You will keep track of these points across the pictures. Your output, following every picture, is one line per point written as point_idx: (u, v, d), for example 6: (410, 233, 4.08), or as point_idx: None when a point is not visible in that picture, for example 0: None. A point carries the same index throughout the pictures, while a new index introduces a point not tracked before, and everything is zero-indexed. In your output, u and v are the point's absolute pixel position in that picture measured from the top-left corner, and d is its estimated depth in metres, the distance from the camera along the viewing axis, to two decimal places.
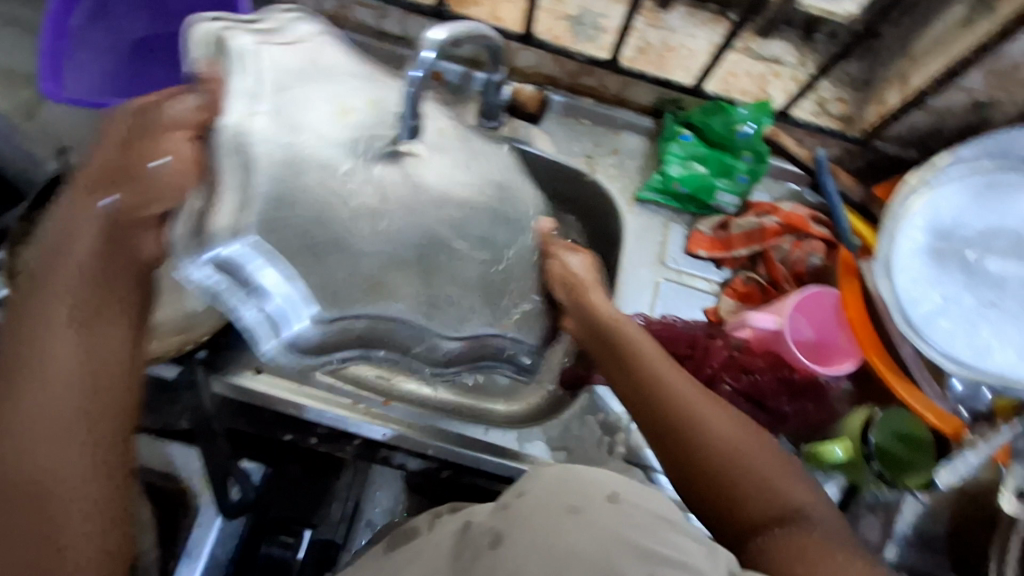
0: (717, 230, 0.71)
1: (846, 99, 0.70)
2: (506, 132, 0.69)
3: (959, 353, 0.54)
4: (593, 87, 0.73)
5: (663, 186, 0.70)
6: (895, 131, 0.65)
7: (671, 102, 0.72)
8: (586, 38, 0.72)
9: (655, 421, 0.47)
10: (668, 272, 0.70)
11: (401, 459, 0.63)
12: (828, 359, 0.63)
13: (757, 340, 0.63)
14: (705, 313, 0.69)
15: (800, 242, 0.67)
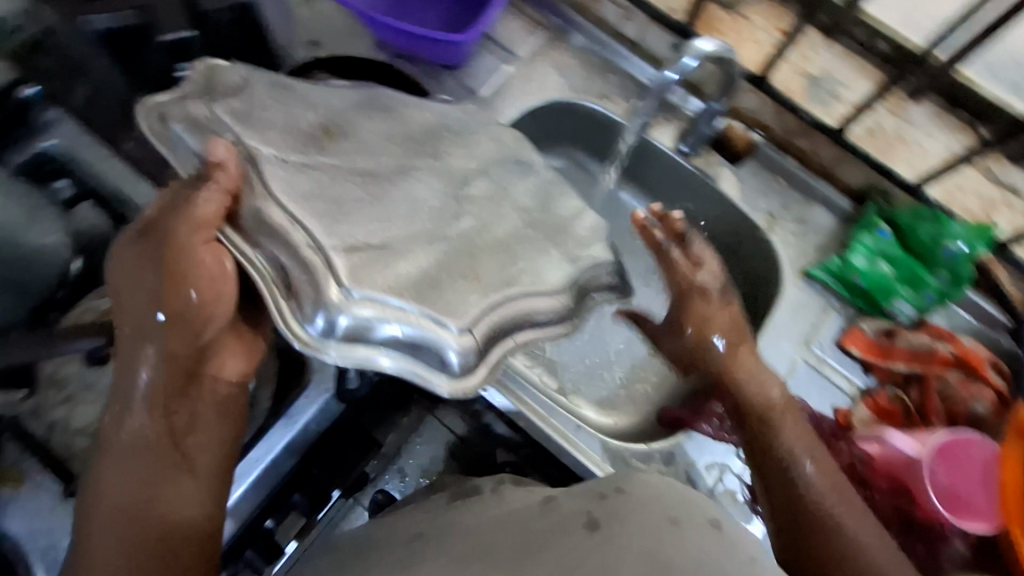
0: (879, 335, 0.68)
1: None
2: (700, 163, 0.74)
3: None
4: (804, 150, 0.73)
5: (841, 272, 0.69)
6: None
7: (880, 193, 0.71)
8: (819, 102, 0.71)
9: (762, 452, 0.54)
10: (810, 356, 0.68)
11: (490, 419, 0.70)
12: (961, 512, 0.58)
13: (883, 459, 0.60)
14: (834, 411, 0.66)
15: (966, 382, 0.64)
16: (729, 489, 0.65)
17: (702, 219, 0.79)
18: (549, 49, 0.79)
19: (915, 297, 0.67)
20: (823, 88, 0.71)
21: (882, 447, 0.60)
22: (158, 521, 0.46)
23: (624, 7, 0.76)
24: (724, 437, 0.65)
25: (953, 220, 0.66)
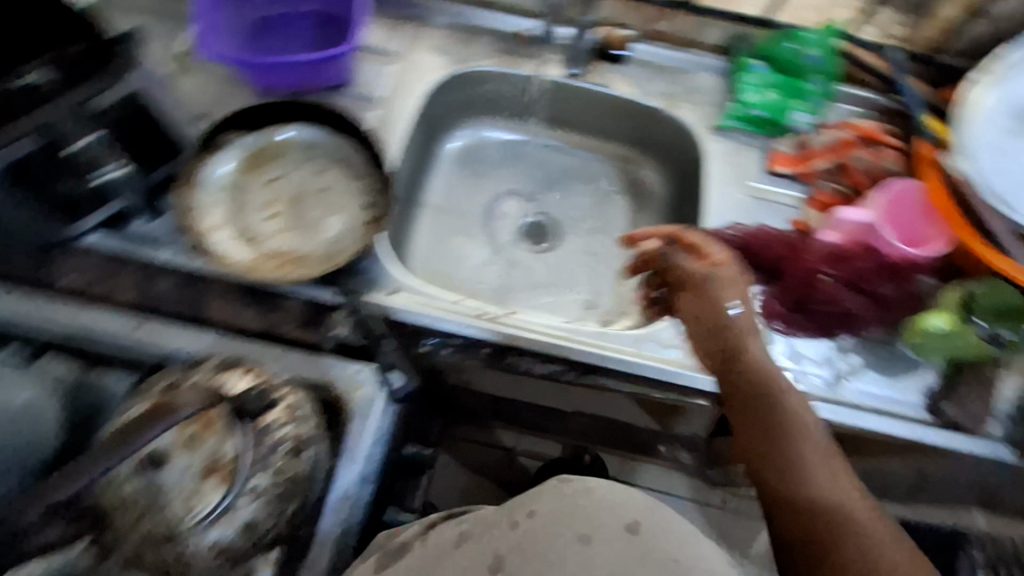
0: (797, 149, 0.89)
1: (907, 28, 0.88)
2: (593, 77, 0.95)
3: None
4: (668, 32, 0.95)
5: (742, 113, 0.91)
6: (955, 48, 0.86)
7: (739, 39, 0.93)
8: (722, 9, 0.91)
9: (772, 454, 0.64)
10: (748, 188, 0.90)
11: (526, 366, 0.81)
12: (922, 245, 0.78)
13: (852, 236, 0.79)
14: (790, 222, 0.87)
15: (876, 151, 0.85)
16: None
17: (586, 113, 1.02)
18: (421, 37, 0.97)
19: (802, 104, 0.89)
20: None
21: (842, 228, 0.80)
22: None
23: None
24: None
25: (807, 30, 0.87)
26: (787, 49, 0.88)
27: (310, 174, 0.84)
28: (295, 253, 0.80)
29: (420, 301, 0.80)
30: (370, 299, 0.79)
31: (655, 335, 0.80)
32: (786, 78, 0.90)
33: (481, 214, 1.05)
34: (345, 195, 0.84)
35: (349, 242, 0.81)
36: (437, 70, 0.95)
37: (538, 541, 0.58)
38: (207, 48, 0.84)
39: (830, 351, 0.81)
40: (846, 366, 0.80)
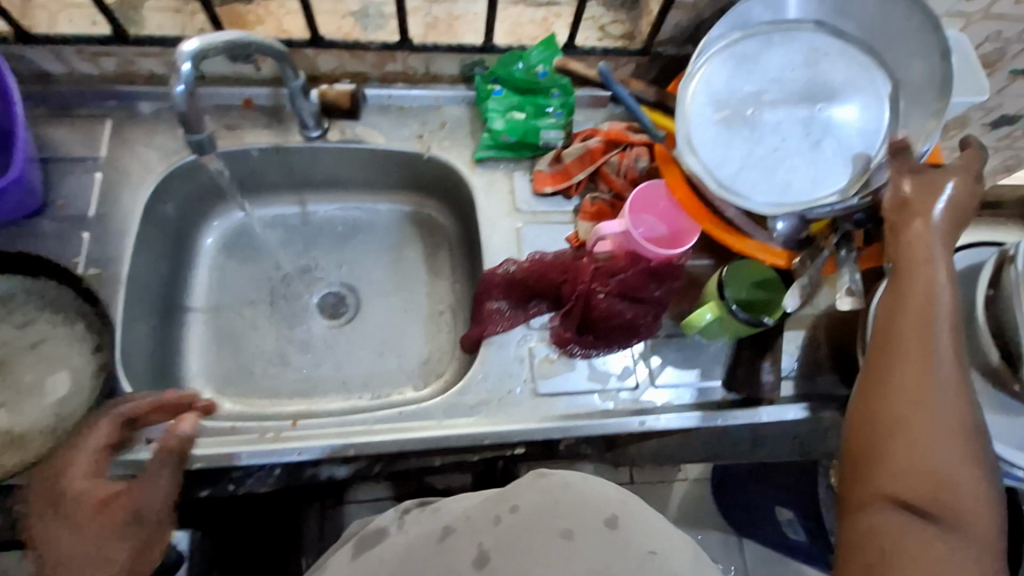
0: (554, 165, 0.89)
1: (622, 20, 0.91)
2: (336, 135, 0.89)
3: (767, 194, 0.73)
4: (401, 72, 0.90)
5: (495, 142, 0.89)
6: (667, 35, 0.86)
7: (474, 65, 0.89)
8: (375, 28, 0.85)
9: (881, 351, 0.61)
10: (523, 216, 0.88)
11: (328, 472, 0.74)
12: (681, 241, 0.80)
13: (618, 245, 0.80)
14: (567, 240, 0.87)
15: (624, 152, 0.87)
16: (542, 355, 0.81)
17: (340, 166, 0.93)
18: (125, 133, 0.85)
19: (548, 119, 0.88)
20: (372, 18, 0.85)
21: (606, 239, 0.79)
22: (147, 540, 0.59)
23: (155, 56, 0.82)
24: (511, 323, 0.81)
25: (528, 50, 0.86)
26: (519, 71, 0.86)
27: (13, 332, 0.73)
28: (10, 434, 0.68)
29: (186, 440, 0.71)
30: (121, 458, 0.69)
31: (452, 400, 0.77)
32: (527, 98, 0.89)
33: (273, 299, 0.93)
34: (64, 346, 0.73)
35: (82, 398, 0.71)
36: (152, 167, 0.83)
37: (513, 553, 0.49)
38: None
39: (629, 360, 0.81)
40: (645, 372, 0.81)
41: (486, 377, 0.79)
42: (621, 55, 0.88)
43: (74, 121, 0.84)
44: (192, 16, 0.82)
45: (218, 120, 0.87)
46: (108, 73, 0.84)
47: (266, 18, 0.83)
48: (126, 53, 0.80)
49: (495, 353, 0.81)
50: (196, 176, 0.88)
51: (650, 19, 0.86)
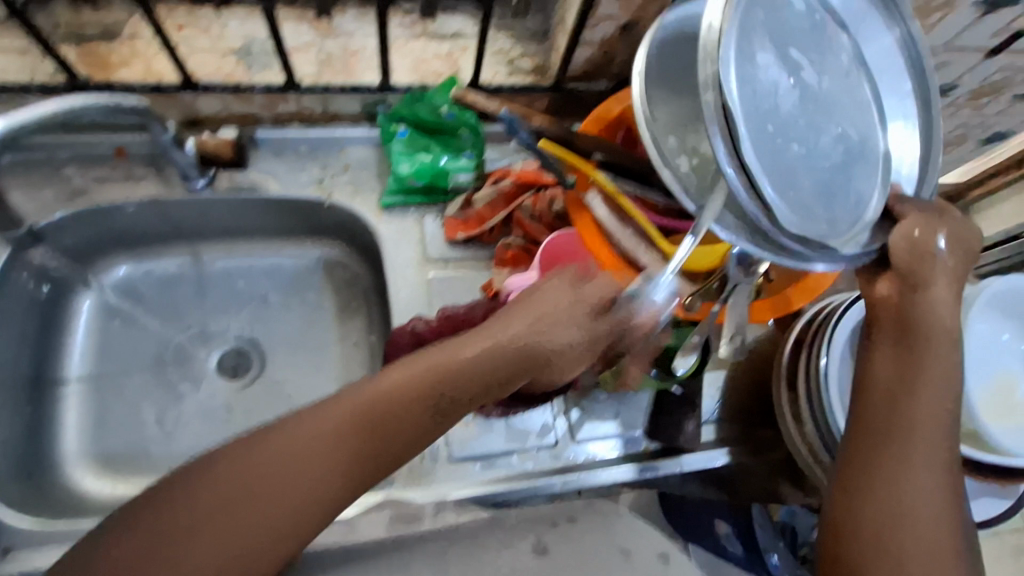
0: (465, 210, 0.84)
1: (532, 54, 0.86)
2: (225, 182, 0.81)
3: (790, 202, 0.45)
4: (296, 112, 0.83)
5: (401, 185, 0.83)
6: (577, 70, 0.82)
7: (375, 103, 0.83)
8: (261, 66, 0.78)
9: (892, 428, 0.51)
10: (434, 265, 0.83)
11: None
12: None
13: None
14: (483, 290, 0.81)
15: (537, 194, 0.83)
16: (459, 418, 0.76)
17: (236, 214, 0.85)
18: None
19: (457, 161, 0.83)
20: (257, 54, 0.78)
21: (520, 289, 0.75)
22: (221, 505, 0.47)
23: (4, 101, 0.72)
24: None
25: (431, 90, 0.81)
26: (423, 112, 0.81)
27: None
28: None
29: (45, 548, 0.63)
30: None
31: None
32: (435, 138, 0.83)
33: (166, 362, 0.84)
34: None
35: None
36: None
37: (572, 549, 0.52)
38: None
39: (548, 416, 0.78)
40: (566, 427, 0.78)
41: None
42: (531, 92, 0.84)
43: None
44: (44, 57, 0.74)
45: (87, 172, 0.79)
46: None
47: (133, 60, 0.76)
48: None
49: None
50: (64, 236, 0.78)
51: (559, 55, 0.82)
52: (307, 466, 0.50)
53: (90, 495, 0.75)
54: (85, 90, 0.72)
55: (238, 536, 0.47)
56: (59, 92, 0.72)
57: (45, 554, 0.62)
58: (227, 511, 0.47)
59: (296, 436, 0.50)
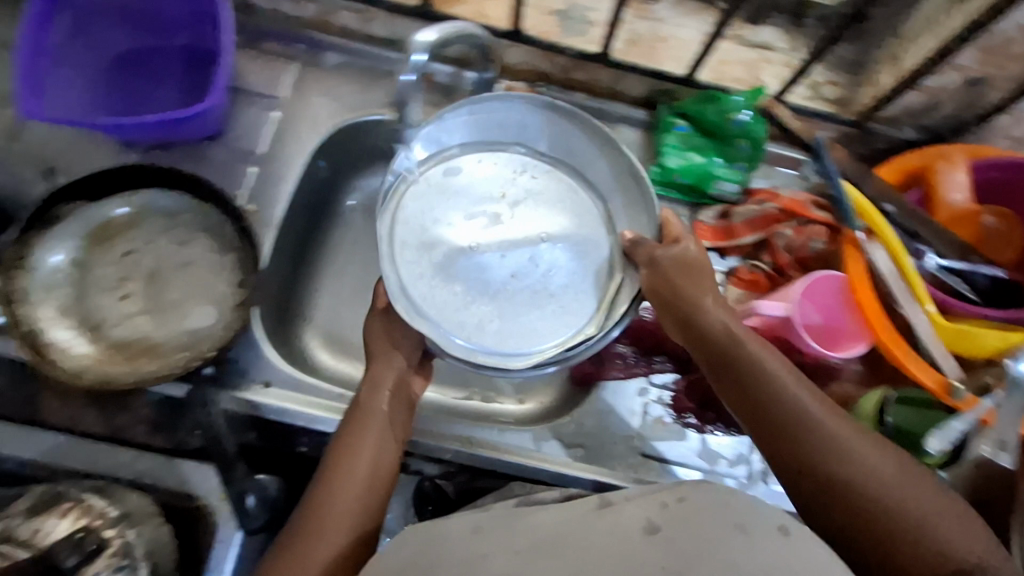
0: (719, 220, 0.83)
1: (840, 81, 0.83)
2: None
3: (477, 352, 0.64)
4: (586, 81, 0.85)
5: (664, 177, 0.84)
6: (888, 112, 0.78)
7: (665, 92, 0.84)
8: (576, 32, 0.81)
9: (830, 483, 0.54)
10: None
11: (419, 464, 0.80)
12: (837, 341, 0.75)
13: (768, 327, 0.75)
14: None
15: (802, 227, 0.80)
16: (657, 417, 0.78)
17: None
18: (309, 78, 0.86)
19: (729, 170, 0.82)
20: (576, 17, 0.82)
21: (760, 319, 0.74)
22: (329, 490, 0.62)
23: (359, 12, 0.84)
24: (632, 372, 0.79)
25: (731, 94, 0.79)
26: (713, 113, 0.80)
27: (172, 248, 0.75)
28: (149, 343, 0.71)
29: (297, 395, 0.73)
30: (244, 395, 0.72)
31: (554, 434, 0.77)
32: (712, 142, 0.83)
33: None
34: (212, 274, 0.75)
35: (216, 338, 0.72)
36: (327, 120, 0.85)
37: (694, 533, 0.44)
38: (38, 112, 0.68)
39: (744, 447, 0.77)
40: (762, 464, 0.76)
41: (592, 419, 0.78)
42: (829, 121, 0.81)
43: (263, 56, 0.85)
44: None
45: (396, 87, 0.87)
46: (308, 17, 0.85)
47: None
48: None
49: (608, 398, 0.79)
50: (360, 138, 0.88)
51: (877, 91, 0.79)
52: (369, 482, 0.63)
53: (321, 362, 0.86)
54: (429, 18, 0.80)
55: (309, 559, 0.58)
56: (409, 14, 0.80)
57: (297, 400, 0.73)
58: (337, 502, 0.62)
59: (351, 461, 0.64)
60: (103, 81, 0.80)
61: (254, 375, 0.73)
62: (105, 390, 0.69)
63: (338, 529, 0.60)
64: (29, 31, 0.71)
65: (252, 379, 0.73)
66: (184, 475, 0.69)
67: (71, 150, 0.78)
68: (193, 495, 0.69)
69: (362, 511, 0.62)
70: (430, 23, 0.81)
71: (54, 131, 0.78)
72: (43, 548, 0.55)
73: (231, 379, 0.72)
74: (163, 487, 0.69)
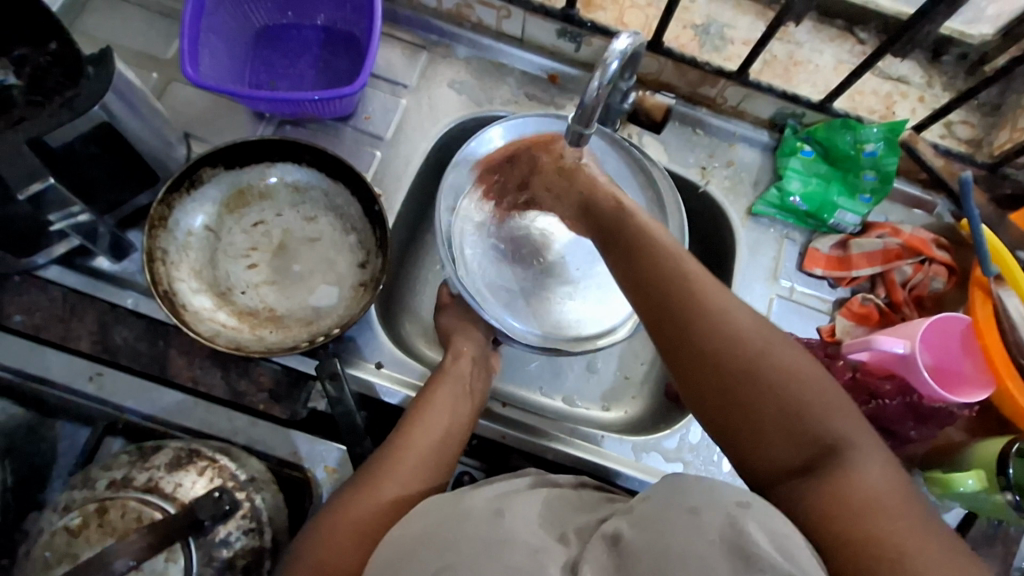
0: (835, 249, 0.83)
1: (973, 123, 0.83)
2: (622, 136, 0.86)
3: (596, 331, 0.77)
4: (711, 98, 0.86)
5: (780, 202, 0.83)
6: None
7: (793, 115, 0.83)
8: (712, 48, 0.83)
9: (770, 419, 0.50)
10: (781, 289, 0.83)
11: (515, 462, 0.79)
12: (957, 387, 0.72)
13: (884, 362, 0.73)
14: (818, 331, 0.82)
15: (921, 266, 0.80)
16: None
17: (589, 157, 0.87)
18: (440, 68, 0.88)
19: (851, 201, 0.81)
20: (714, 33, 0.83)
21: (873, 352, 0.73)
22: (394, 452, 0.61)
23: (496, 8, 0.84)
24: None
25: (865, 124, 0.79)
26: (843, 142, 0.80)
27: (302, 222, 0.78)
28: (273, 310, 0.74)
29: (404, 377, 0.74)
30: (356, 373, 0.73)
31: (653, 447, 0.76)
32: (835, 171, 0.82)
33: None
34: (338, 250, 0.77)
35: (335, 314, 0.74)
36: (451, 111, 0.86)
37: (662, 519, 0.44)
38: (198, 78, 0.71)
39: None
40: None
41: (695, 436, 0.76)
42: (964, 162, 0.80)
43: (398, 44, 0.88)
44: None
45: (522, 86, 0.88)
46: (444, 9, 0.87)
47: (610, 5, 0.84)
48: None
49: None
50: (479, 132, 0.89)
51: (1018, 136, 0.78)
52: (439, 454, 0.63)
53: (421, 351, 0.85)
54: (571, 20, 0.81)
55: (369, 530, 0.55)
56: (551, 15, 0.82)
57: (403, 383, 0.73)
58: (400, 461, 0.61)
59: (429, 430, 0.64)
60: (247, 54, 0.83)
61: (365, 354, 0.74)
62: (228, 353, 0.70)
63: (407, 481, 0.60)
64: None
65: (364, 357, 0.74)
66: (295, 444, 0.70)
67: (214, 116, 0.82)
68: (301, 466, 0.70)
69: (424, 482, 0.60)
70: (569, 26, 0.82)
71: (202, 97, 0.82)
72: (184, 502, 0.56)
73: (344, 355, 0.73)
74: (273, 454, 0.70)
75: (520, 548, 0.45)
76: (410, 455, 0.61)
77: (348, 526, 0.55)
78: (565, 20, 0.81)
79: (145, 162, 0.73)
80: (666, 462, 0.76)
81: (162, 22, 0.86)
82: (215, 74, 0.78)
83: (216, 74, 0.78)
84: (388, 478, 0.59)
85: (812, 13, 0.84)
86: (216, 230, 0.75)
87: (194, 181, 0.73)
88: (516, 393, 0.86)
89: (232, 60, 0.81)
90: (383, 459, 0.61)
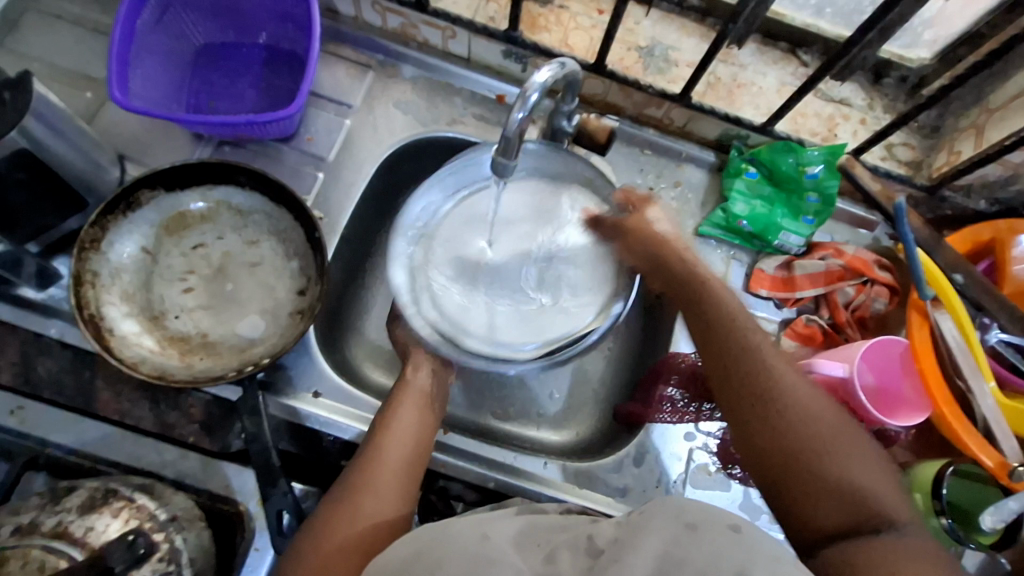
0: (780, 270, 0.83)
1: (914, 145, 0.84)
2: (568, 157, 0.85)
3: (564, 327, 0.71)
4: (658, 118, 0.86)
5: (726, 223, 0.83)
6: (963, 182, 0.78)
7: (737, 136, 0.84)
8: (656, 70, 0.83)
9: (812, 473, 0.53)
10: None
11: (457, 489, 0.78)
12: (897, 410, 0.73)
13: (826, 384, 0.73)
14: None
15: (863, 286, 0.80)
16: (701, 464, 0.77)
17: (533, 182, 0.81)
18: (385, 88, 0.86)
19: (795, 222, 0.81)
20: (658, 55, 0.83)
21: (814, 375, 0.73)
22: (367, 464, 0.62)
23: (440, 29, 0.83)
24: (679, 415, 0.78)
25: (806, 147, 0.79)
26: (787, 164, 0.80)
27: (241, 245, 0.76)
28: (205, 337, 0.72)
29: (340, 403, 0.72)
30: (289, 401, 0.71)
31: (598, 472, 0.75)
32: (779, 192, 0.83)
33: None
34: (275, 275, 0.76)
35: (269, 342, 0.72)
36: (396, 131, 0.85)
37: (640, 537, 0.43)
38: (127, 101, 0.69)
39: None
40: None
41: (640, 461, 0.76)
42: (902, 184, 0.81)
43: (343, 62, 0.87)
44: (487, 2, 0.85)
45: (469, 105, 0.87)
46: (389, 28, 0.86)
47: (555, 26, 0.84)
48: (414, 19, 0.83)
49: (653, 438, 0.77)
50: (426, 152, 0.88)
51: (954, 159, 0.79)
52: (411, 466, 0.63)
53: (367, 376, 0.84)
54: (513, 42, 0.81)
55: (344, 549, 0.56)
56: (494, 37, 0.81)
57: (337, 409, 0.72)
58: (376, 467, 0.61)
59: (398, 435, 0.65)
60: (184, 73, 0.81)
61: (301, 381, 0.72)
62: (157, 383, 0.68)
63: (383, 494, 0.60)
64: (123, 16, 0.71)
65: (299, 385, 0.72)
66: (226, 477, 0.68)
67: (148, 137, 0.80)
68: (231, 500, 0.68)
69: (402, 496, 0.61)
70: (513, 48, 0.82)
71: (134, 118, 0.80)
72: (94, 548, 0.55)
73: (278, 382, 0.72)
74: (201, 488, 0.68)
75: (507, 569, 0.42)
76: (379, 469, 0.61)
77: (330, 546, 0.56)
78: (509, 42, 0.81)
79: (71, 186, 0.71)
80: (610, 488, 0.75)
81: (95, 40, 0.84)
82: (147, 95, 0.76)
83: (147, 94, 0.76)
84: (362, 494, 0.60)
85: (756, 34, 0.85)
86: (152, 254, 0.73)
87: (132, 203, 0.70)
88: (464, 418, 0.85)
89: (166, 79, 0.79)
90: (358, 473, 0.61)
